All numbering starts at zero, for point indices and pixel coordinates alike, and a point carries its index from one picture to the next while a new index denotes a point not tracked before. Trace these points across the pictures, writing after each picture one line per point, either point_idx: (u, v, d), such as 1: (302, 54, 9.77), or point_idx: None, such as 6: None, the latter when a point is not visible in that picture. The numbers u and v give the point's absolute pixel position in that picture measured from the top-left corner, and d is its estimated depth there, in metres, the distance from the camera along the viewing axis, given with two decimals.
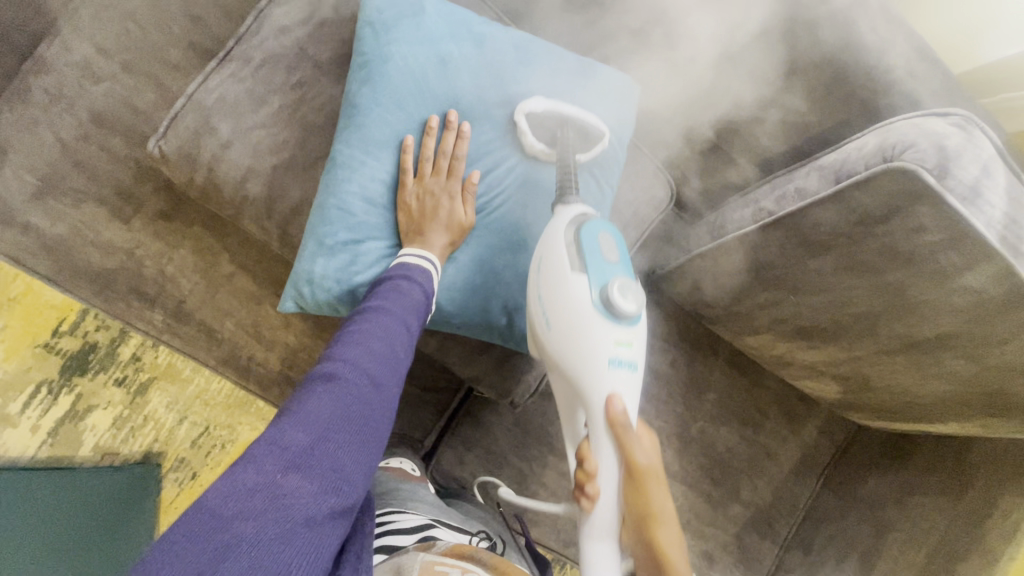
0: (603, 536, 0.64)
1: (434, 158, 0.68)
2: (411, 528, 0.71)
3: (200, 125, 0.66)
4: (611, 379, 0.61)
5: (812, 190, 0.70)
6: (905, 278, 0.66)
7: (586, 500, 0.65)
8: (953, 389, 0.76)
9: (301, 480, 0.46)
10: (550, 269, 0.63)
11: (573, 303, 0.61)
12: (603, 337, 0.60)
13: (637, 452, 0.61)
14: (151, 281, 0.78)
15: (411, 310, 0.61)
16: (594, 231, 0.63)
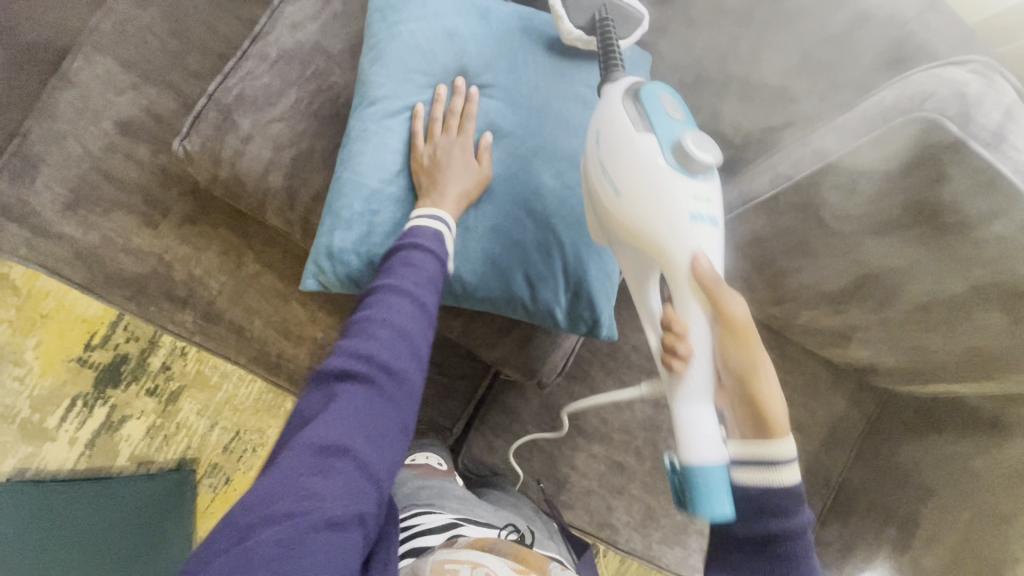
0: (700, 395, 0.56)
1: (446, 117, 0.69)
2: (438, 528, 0.71)
3: (222, 125, 0.68)
4: (694, 231, 0.54)
5: (829, 150, 0.69)
6: (926, 232, 0.67)
7: (676, 366, 0.57)
8: (985, 346, 0.75)
9: (323, 481, 0.45)
10: (612, 130, 0.59)
11: (641, 156, 0.56)
12: (680, 190, 0.55)
13: (732, 307, 0.53)
14: (182, 283, 0.80)
15: (423, 282, 0.59)
16: (653, 94, 0.59)
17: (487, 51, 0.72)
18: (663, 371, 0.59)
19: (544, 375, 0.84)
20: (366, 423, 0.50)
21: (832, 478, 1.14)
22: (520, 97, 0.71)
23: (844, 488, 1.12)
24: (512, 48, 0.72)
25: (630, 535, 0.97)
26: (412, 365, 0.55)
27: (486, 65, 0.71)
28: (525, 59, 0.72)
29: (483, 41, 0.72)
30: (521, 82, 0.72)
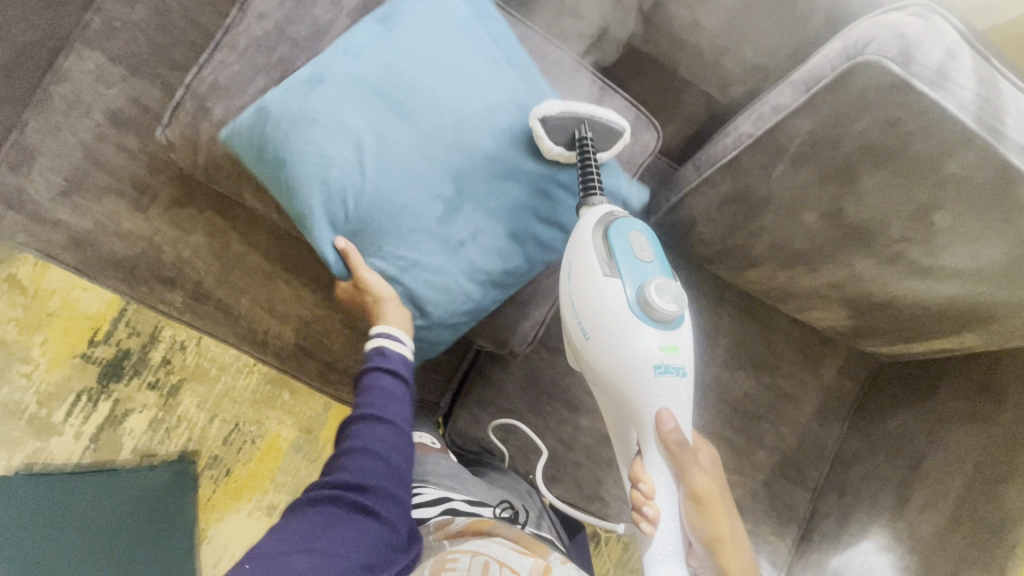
0: (672, 559, 0.70)
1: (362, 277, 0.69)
2: (432, 503, 0.76)
3: (197, 112, 0.73)
4: (657, 389, 0.67)
5: (786, 104, 0.71)
6: (886, 177, 0.68)
7: (647, 522, 0.71)
8: (958, 292, 0.76)
9: (312, 555, 0.55)
10: (583, 268, 0.68)
11: (609, 306, 0.66)
12: (643, 343, 0.66)
13: (696, 473, 0.70)
14: (171, 265, 0.83)
15: (399, 399, 0.68)
16: (624, 231, 0.67)
17: (379, 47, 0.69)
18: (637, 528, 0.73)
19: (516, 344, 0.89)
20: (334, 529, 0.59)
21: (829, 450, 1.11)
22: (433, 96, 0.68)
23: (841, 459, 1.10)
24: (404, 38, 0.69)
25: (619, 508, 0.98)
26: (393, 478, 0.64)
27: (387, 62, 0.68)
28: (421, 43, 0.69)
29: (371, 36, 0.69)
30: (450, 80, 0.69)
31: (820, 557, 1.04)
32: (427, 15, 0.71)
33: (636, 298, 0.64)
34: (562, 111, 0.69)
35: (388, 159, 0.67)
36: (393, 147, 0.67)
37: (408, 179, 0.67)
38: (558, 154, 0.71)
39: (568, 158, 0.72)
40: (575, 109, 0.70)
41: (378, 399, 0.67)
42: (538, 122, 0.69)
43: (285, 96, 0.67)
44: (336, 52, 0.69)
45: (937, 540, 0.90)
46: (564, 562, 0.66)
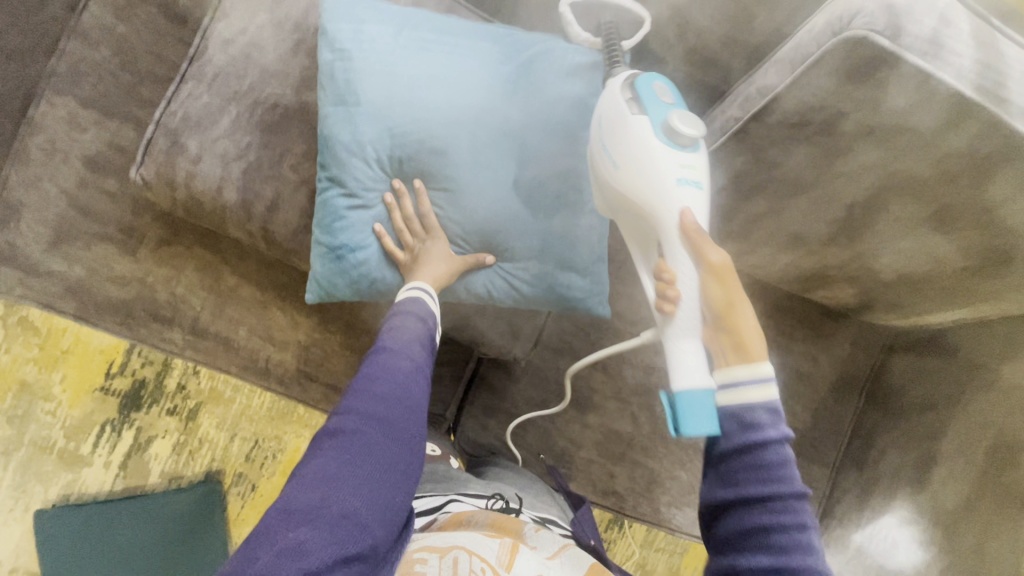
0: (687, 335, 0.58)
1: (409, 221, 0.66)
2: (430, 509, 0.73)
3: (170, 146, 0.67)
4: (675, 192, 0.57)
5: (772, 85, 0.67)
6: (884, 155, 0.64)
7: (667, 305, 0.59)
8: (967, 265, 0.73)
9: (308, 532, 0.50)
10: (608, 117, 0.61)
11: (635, 142, 0.58)
12: (667, 162, 0.57)
13: (712, 248, 0.56)
14: (166, 303, 0.84)
15: (412, 342, 0.62)
16: (649, 79, 0.61)
17: (374, 124, 0.63)
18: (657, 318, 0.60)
19: (520, 349, 0.85)
20: (351, 476, 0.54)
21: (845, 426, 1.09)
22: (467, 130, 0.63)
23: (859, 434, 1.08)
24: (395, 106, 0.63)
25: (636, 501, 0.98)
26: (406, 424, 0.59)
27: (395, 132, 0.63)
28: (415, 104, 0.63)
29: (355, 120, 0.63)
30: (468, 100, 0.64)
31: (842, 532, 1.03)
32: (390, 69, 0.63)
33: (658, 129, 0.57)
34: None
35: (496, 217, 0.67)
36: (494, 212, 0.66)
37: (482, 198, 0.66)
38: (584, 39, 0.70)
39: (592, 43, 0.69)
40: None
41: (388, 344, 0.62)
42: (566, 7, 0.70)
43: (347, 231, 0.65)
44: (336, 151, 0.63)
45: (963, 510, 0.88)
46: (537, 530, 0.66)
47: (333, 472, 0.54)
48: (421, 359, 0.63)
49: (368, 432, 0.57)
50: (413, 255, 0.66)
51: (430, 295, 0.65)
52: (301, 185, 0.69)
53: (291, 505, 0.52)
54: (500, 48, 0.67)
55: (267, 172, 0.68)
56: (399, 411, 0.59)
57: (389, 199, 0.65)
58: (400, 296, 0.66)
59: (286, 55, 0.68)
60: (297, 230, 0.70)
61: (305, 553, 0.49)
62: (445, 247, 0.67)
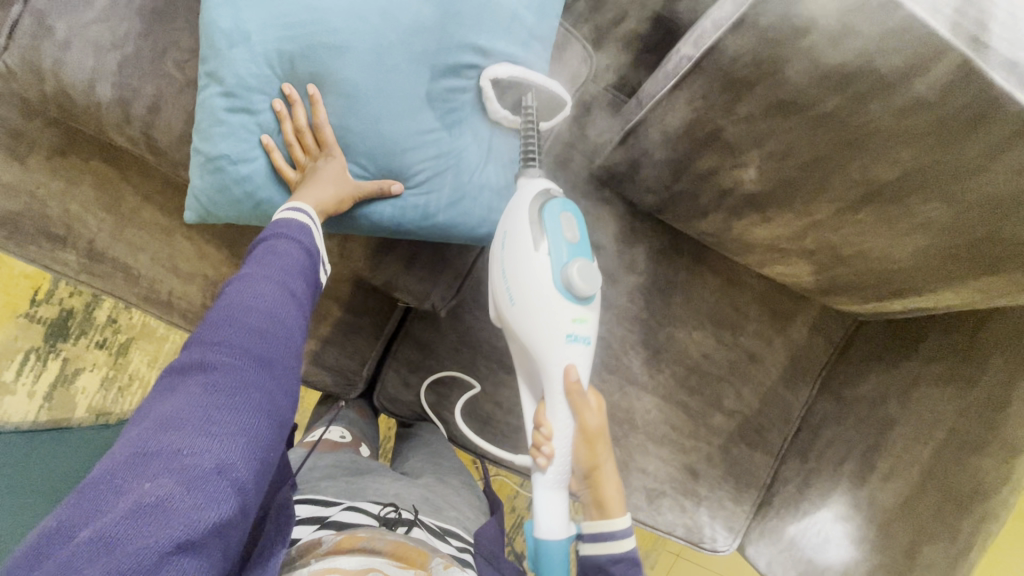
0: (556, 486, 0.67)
1: (300, 134, 0.59)
2: (311, 519, 0.66)
3: (36, 30, 0.59)
4: (564, 350, 0.62)
5: (726, 16, 0.59)
6: (844, 104, 0.56)
7: (542, 457, 0.67)
8: (932, 244, 0.65)
9: (172, 486, 0.41)
10: (513, 245, 0.62)
11: (534, 282, 0.60)
12: (561, 315, 0.60)
13: (587, 415, 0.64)
14: (58, 220, 0.77)
15: (292, 272, 0.56)
16: (559, 209, 0.61)
17: (258, 13, 0.55)
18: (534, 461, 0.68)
19: (437, 298, 0.77)
20: (223, 420, 0.46)
21: (796, 415, 1.03)
22: (364, 26, 0.55)
23: (808, 424, 1.02)
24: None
25: None
26: (286, 358, 0.53)
27: (282, 21, 0.55)
28: None
29: (236, 7, 0.55)
30: None
31: (777, 522, 0.98)
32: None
33: (557, 275, 0.59)
34: (511, 75, 0.61)
35: (399, 135, 0.60)
36: (396, 130, 0.60)
37: (382, 111, 0.59)
38: (502, 118, 0.64)
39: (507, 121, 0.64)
40: (525, 75, 0.62)
41: (264, 270, 0.55)
42: (487, 83, 0.61)
43: (230, 137, 0.58)
44: (215, 42, 0.56)
45: (902, 508, 0.83)
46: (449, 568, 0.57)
47: (201, 413, 0.45)
48: (302, 290, 0.57)
49: (245, 367, 0.50)
50: (304, 173, 0.60)
51: (315, 219, 0.59)
52: (187, 86, 0.61)
53: (146, 455, 0.42)
54: None
55: (147, 69, 0.60)
56: (277, 348, 0.52)
57: (279, 106, 0.58)
58: (279, 216, 0.59)
59: None
60: (182, 138, 0.62)
61: (171, 511, 0.40)
62: (340, 168, 0.60)
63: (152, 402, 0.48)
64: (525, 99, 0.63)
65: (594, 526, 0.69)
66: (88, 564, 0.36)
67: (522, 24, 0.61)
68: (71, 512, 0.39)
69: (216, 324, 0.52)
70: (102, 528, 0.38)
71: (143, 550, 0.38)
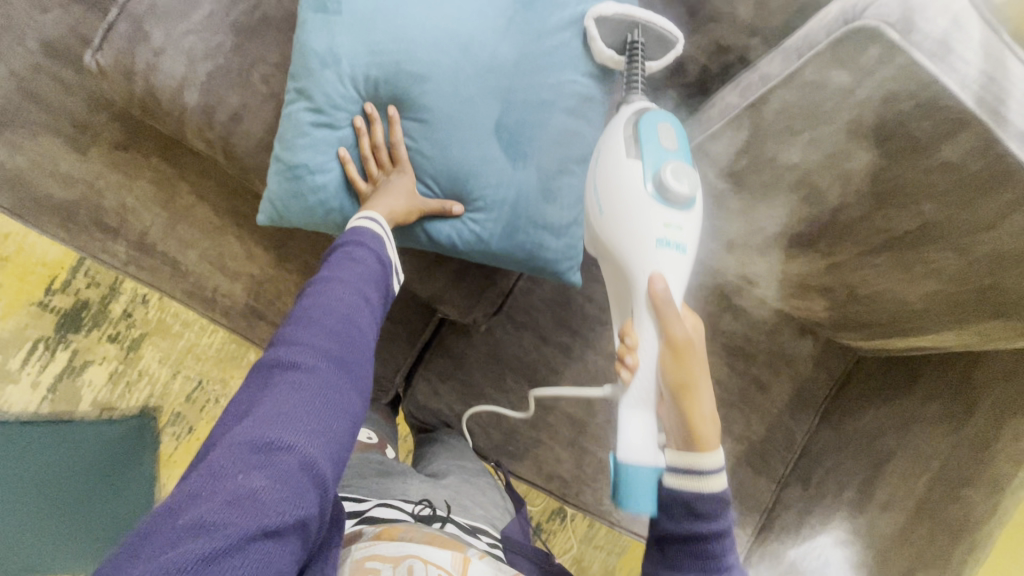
0: (638, 405, 0.63)
1: (376, 150, 0.62)
2: (352, 513, 0.70)
3: (133, 34, 0.62)
4: (653, 253, 0.60)
5: (775, 73, 0.66)
6: (875, 159, 0.63)
7: (625, 370, 0.64)
8: (940, 290, 0.72)
9: (263, 479, 0.44)
10: (607, 154, 0.63)
11: (624, 184, 0.61)
12: (652, 216, 0.60)
13: (674, 325, 0.60)
14: (112, 212, 0.78)
15: (370, 280, 0.59)
16: (655, 118, 0.62)
17: (351, 37, 0.59)
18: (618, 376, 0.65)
19: (479, 313, 0.80)
20: (308, 419, 0.48)
21: (797, 443, 1.09)
22: (448, 57, 0.60)
23: (808, 453, 1.07)
24: (376, 19, 0.59)
25: (579, 489, 0.95)
26: (361, 362, 0.55)
27: (372, 47, 0.59)
28: (396, 22, 0.59)
29: (332, 30, 0.59)
30: (456, 29, 0.60)
31: (778, 546, 1.02)
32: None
33: (649, 176, 0.59)
34: (619, 12, 0.62)
35: (468, 159, 0.63)
36: (466, 154, 0.63)
37: (455, 136, 0.62)
38: (608, 58, 0.64)
39: (616, 62, 0.65)
40: (631, 12, 0.62)
41: (345, 275, 0.57)
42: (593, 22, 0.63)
43: (310, 149, 0.61)
44: (308, 62, 0.60)
45: (898, 537, 0.87)
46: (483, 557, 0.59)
47: (288, 411, 0.48)
48: (376, 296, 0.59)
49: (325, 369, 0.52)
50: (375, 187, 0.63)
51: (384, 230, 0.61)
52: (270, 98, 0.64)
53: (239, 447, 0.45)
54: None
55: (235, 79, 0.63)
56: (353, 351, 0.55)
57: (358, 123, 0.61)
58: (352, 223, 0.62)
59: None
60: (260, 146, 0.65)
61: (263, 502, 0.42)
62: (408, 184, 0.63)
63: (241, 398, 0.51)
64: (631, 36, 0.64)
65: (682, 458, 0.61)
66: (186, 541, 0.39)
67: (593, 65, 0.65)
68: (175, 496, 0.42)
69: (302, 325, 0.54)
70: (200, 515, 0.40)
71: (236, 538, 0.40)
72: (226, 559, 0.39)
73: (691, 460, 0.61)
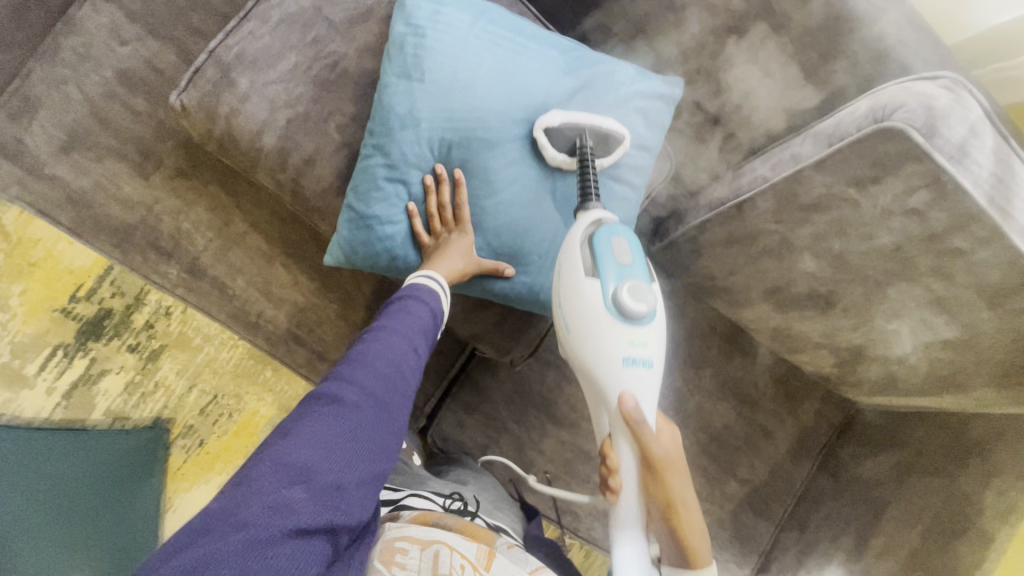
0: (627, 532, 0.65)
1: (442, 208, 0.67)
2: (387, 501, 0.75)
3: (220, 79, 0.68)
4: (624, 374, 0.62)
5: (807, 154, 0.73)
6: (892, 237, 0.70)
7: (611, 494, 0.66)
8: (943, 357, 0.78)
9: (300, 494, 0.47)
10: (565, 276, 0.64)
11: (585, 312, 0.61)
12: (616, 339, 0.61)
13: (652, 448, 0.62)
14: (168, 235, 0.82)
15: (417, 327, 0.62)
16: (610, 233, 0.62)
17: (431, 104, 0.64)
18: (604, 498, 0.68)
19: (517, 353, 0.85)
20: (346, 450, 0.52)
21: (796, 488, 1.13)
22: (516, 128, 0.66)
23: (806, 498, 1.12)
24: (456, 89, 0.64)
25: (591, 524, 0.99)
26: (401, 402, 0.58)
27: (449, 115, 0.64)
28: (472, 93, 0.64)
29: (413, 96, 0.64)
30: (523, 103, 0.66)
31: None
32: (457, 54, 0.64)
33: (607, 298, 0.60)
34: (564, 121, 0.65)
35: (524, 220, 0.68)
36: (525, 214, 0.68)
37: (513, 198, 0.68)
38: (561, 163, 0.67)
39: (570, 166, 0.67)
40: (577, 118, 0.66)
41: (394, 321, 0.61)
42: (542, 132, 0.65)
43: (382, 202, 0.66)
44: (389, 122, 0.65)
45: None
46: (509, 547, 0.67)
47: (330, 440, 0.51)
48: (421, 343, 0.62)
49: (368, 407, 0.55)
50: (439, 240, 0.67)
51: (443, 287, 0.66)
52: (341, 147, 0.69)
53: (284, 461, 0.49)
54: (564, 60, 0.69)
55: (311, 128, 0.69)
56: (395, 391, 0.58)
57: (429, 182, 0.66)
58: (412, 280, 0.66)
59: (359, 18, 0.70)
60: (327, 190, 0.70)
61: (297, 514, 0.46)
62: (468, 244, 0.68)
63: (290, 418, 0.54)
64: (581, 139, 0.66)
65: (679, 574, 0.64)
66: (228, 534, 0.43)
67: (638, 139, 0.71)
68: (226, 496, 0.46)
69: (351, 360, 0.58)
70: (242, 517, 0.44)
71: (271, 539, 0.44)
72: (261, 552, 0.43)
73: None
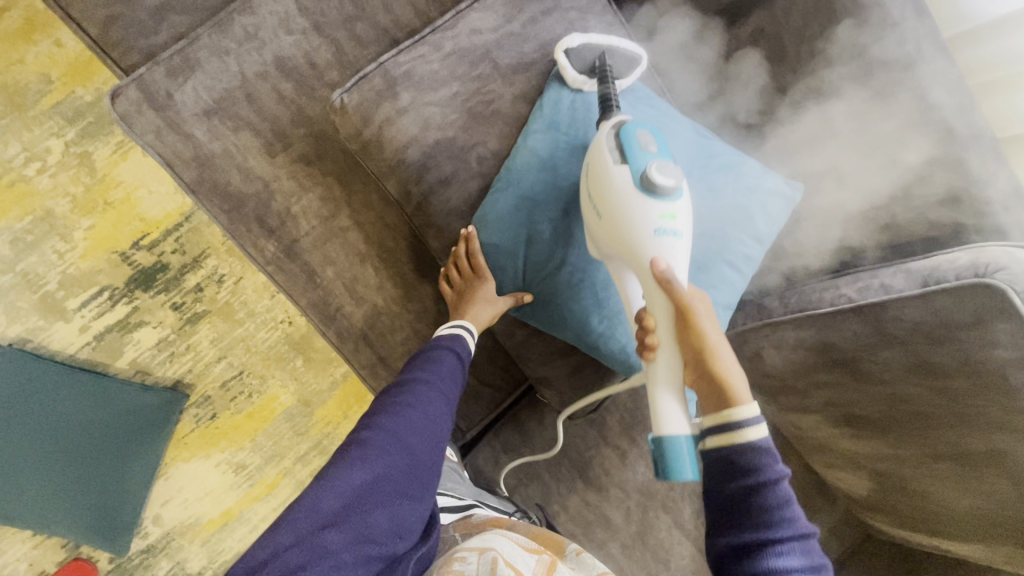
0: (670, 388, 0.62)
1: (464, 259, 0.76)
2: (456, 505, 0.80)
3: (384, 90, 0.73)
4: (655, 241, 0.61)
5: (898, 287, 0.75)
6: (969, 388, 0.71)
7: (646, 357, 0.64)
8: (986, 509, 0.79)
9: (335, 535, 0.52)
10: (593, 168, 0.65)
11: (613, 192, 0.61)
12: (645, 209, 0.60)
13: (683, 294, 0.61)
14: (277, 213, 0.85)
15: (445, 378, 0.69)
16: (634, 129, 0.64)
17: (571, 155, 0.72)
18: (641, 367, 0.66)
19: None
20: (378, 492, 0.56)
21: None
22: None
23: None
24: None
25: None
26: (429, 449, 0.63)
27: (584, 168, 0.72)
28: None
29: (557, 146, 0.72)
30: None
31: None
32: None
33: (637, 177, 0.60)
34: (582, 42, 0.73)
35: None
36: None
37: None
38: (582, 82, 0.73)
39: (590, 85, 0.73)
40: (593, 38, 0.74)
41: (423, 376, 0.67)
42: (564, 52, 0.73)
43: (502, 230, 0.73)
44: (528, 162, 0.72)
45: None
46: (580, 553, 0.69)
47: (362, 483, 0.56)
48: (449, 392, 0.69)
49: (398, 453, 0.60)
50: (467, 286, 0.77)
51: (470, 332, 0.75)
52: (477, 177, 0.75)
53: (318, 504, 0.53)
54: (695, 141, 0.76)
55: (455, 154, 0.74)
56: (422, 435, 0.63)
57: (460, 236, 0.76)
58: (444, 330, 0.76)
59: (521, 67, 0.76)
60: (452, 212, 0.76)
61: (330, 553, 0.51)
62: (489, 289, 0.76)
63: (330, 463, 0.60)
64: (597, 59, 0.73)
65: (717, 419, 0.60)
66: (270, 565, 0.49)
67: (755, 227, 0.75)
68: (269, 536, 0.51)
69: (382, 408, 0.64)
70: (279, 554, 0.49)
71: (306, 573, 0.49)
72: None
73: (728, 412, 0.59)
